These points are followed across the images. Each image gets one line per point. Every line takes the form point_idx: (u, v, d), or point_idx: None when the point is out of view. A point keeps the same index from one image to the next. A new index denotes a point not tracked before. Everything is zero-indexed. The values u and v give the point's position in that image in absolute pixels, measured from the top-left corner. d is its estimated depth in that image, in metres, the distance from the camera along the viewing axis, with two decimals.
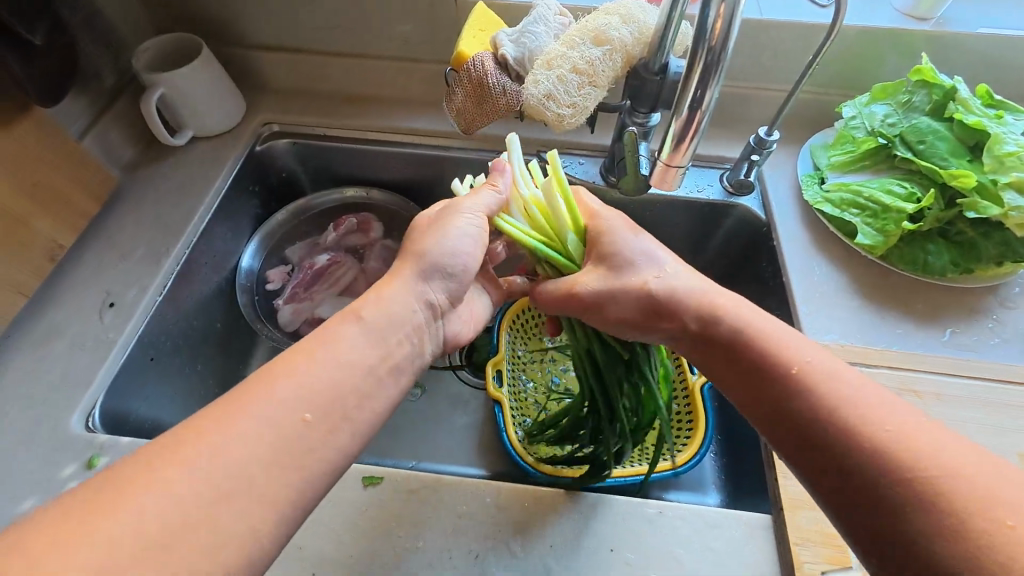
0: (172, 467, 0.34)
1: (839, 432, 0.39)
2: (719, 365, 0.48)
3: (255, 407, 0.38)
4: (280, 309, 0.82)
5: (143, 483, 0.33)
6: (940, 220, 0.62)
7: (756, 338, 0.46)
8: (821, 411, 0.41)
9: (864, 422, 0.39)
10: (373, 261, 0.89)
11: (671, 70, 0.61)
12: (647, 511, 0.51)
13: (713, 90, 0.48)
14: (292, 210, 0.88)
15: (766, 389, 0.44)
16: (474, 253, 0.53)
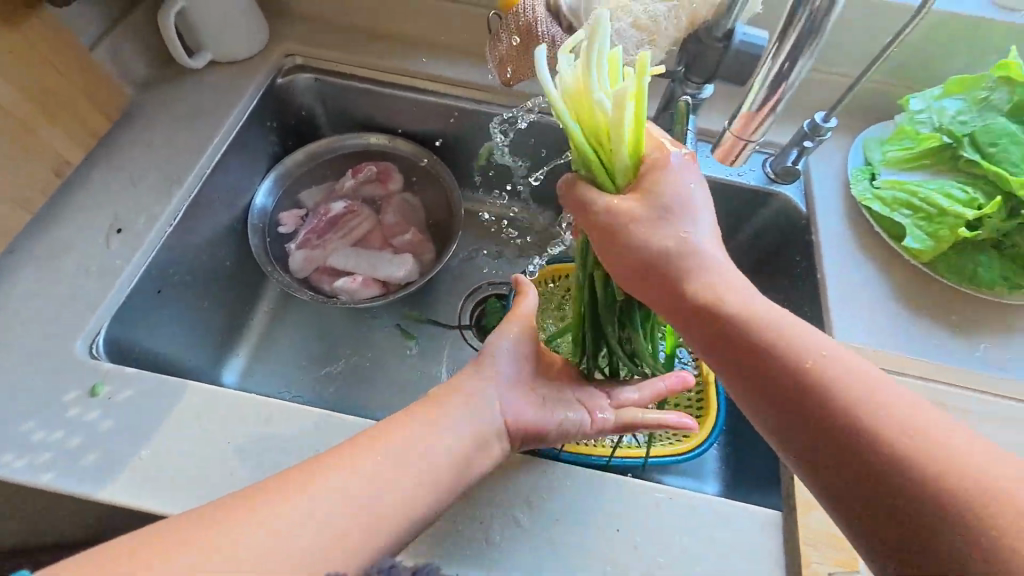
0: (254, 512, 0.40)
1: (879, 447, 0.35)
2: (755, 381, 0.40)
3: (326, 483, 0.43)
4: (292, 253, 0.80)
5: (230, 520, 0.40)
6: (996, 232, 0.58)
7: (792, 338, 0.40)
8: (880, 431, 0.35)
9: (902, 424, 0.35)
10: (390, 213, 0.86)
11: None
12: (656, 495, 0.51)
13: (802, 66, 0.46)
14: (310, 151, 0.85)
15: (800, 394, 0.38)
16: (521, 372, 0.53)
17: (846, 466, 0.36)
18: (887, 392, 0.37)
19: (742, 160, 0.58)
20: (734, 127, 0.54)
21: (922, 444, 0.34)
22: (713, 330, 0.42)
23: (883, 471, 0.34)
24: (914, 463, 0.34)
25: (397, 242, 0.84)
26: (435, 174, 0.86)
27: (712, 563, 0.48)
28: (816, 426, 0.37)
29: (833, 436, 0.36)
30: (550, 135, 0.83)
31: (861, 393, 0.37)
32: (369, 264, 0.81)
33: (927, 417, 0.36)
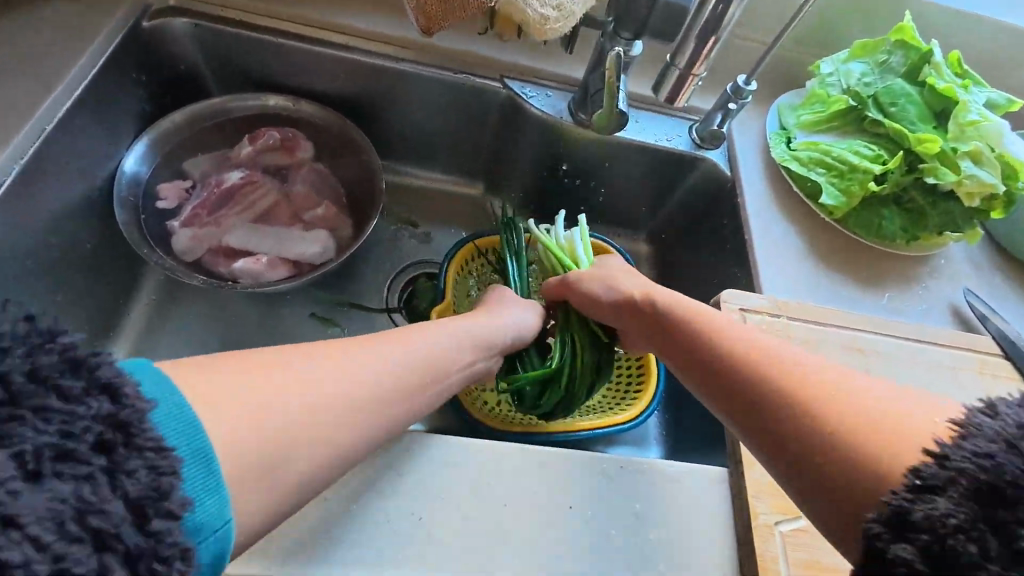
0: (178, 411, 0.32)
1: (779, 402, 0.38)
2: (674, 359, 0.48)
3: (309, 391, 0.36)
4: (175, 232, 0.67)
5: (177, 388, 0.33)
6: (898, 186, 0.62)
7: (702, 322, 0.47)
8: (763, 383, 0.40)
9: (809, 382, 0.38)
10: (299, 184, 0.76)
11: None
12: (606, 465, 0.48)
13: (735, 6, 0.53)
14: (193, 111, 0.71)
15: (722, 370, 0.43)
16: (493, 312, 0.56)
17: (753, 425, 0.40)
18: (803, 364, 0.40)
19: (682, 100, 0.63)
20: (679, 64, 0.59)
21: (813, 396, 0.37)
22: (646, 320, 0.52)
23: (778, 422, 0.38)
24: (803, 412, 0.37)
25: (308, 216, 0.74)
26: (349, 139, 0.77)
27: (668, 528, 0.46)
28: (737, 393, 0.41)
29: (742, 399, 0.41)
30: (476, 97, 0.77)
31: (772, 364, 0.41)
32: (276, 242, 0.70)
33: (833, 377, 0.38)
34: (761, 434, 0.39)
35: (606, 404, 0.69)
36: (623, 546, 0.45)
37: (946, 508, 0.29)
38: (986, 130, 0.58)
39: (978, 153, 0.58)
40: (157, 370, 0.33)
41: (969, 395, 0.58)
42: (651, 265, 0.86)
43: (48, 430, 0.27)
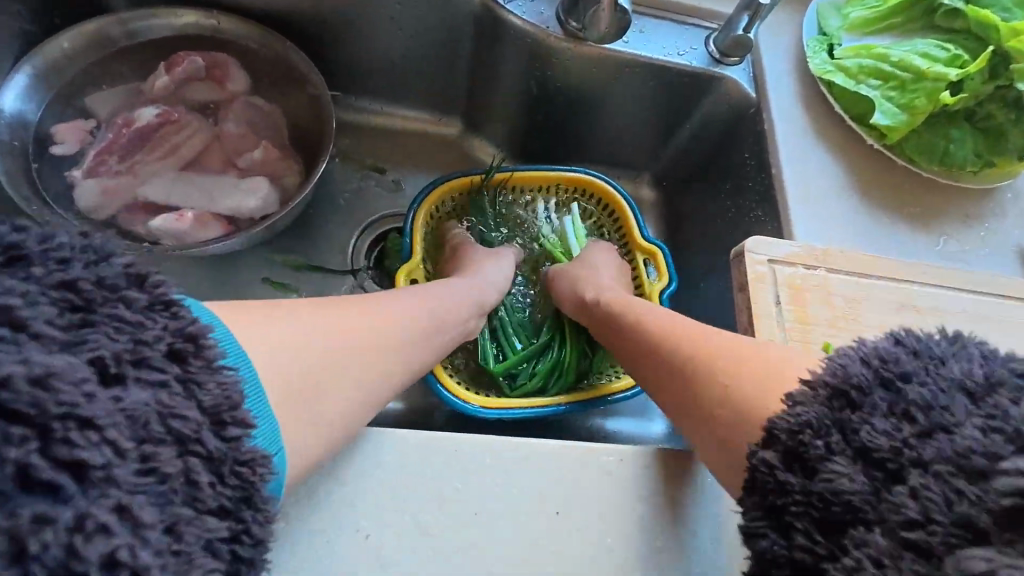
0: (294, 337, 0.34)
1: (694, 375, 0.38)
2: (628, 359, 0.47)
3: (327, 338, 0.35)
4: (78, 184, 0.55)
5: (253, 324, 0.33)
6: (976, 98, 0.49)
7: (636, 308, 0.49)
8: (685, 359, 0.40)
9: (721, 354, 0.38)
10: (231, 124, 0.63)
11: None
12: (603, 460, 0.39)
13: None
14: (86, 32, 0.56)
15: (654, 360, 0.43)
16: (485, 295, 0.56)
17: (681, 406, 0.39)
18: (715, 343, 0.39)
19: None
20: None
21: (699, 356, 0.39)
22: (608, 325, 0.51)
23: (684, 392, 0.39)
24: (719, 388, 0.36)
25: (244, 162, 0.62)
26: (288, 64, 0.63)
27: (678, 535, 0.38)
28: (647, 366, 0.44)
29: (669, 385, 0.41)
30: (441, 8, 0.62)
31: (690, 343, 0.40)
32: (205, 195, 0.59)
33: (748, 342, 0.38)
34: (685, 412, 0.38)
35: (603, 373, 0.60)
36: (624, 559, 0.37)
37: (878, 429, 0.28)
38: None
39: None
40: (213, 315, 0.32)
41: None
42: (657, 212, 0.74)
43: (119, 337, 0.26)
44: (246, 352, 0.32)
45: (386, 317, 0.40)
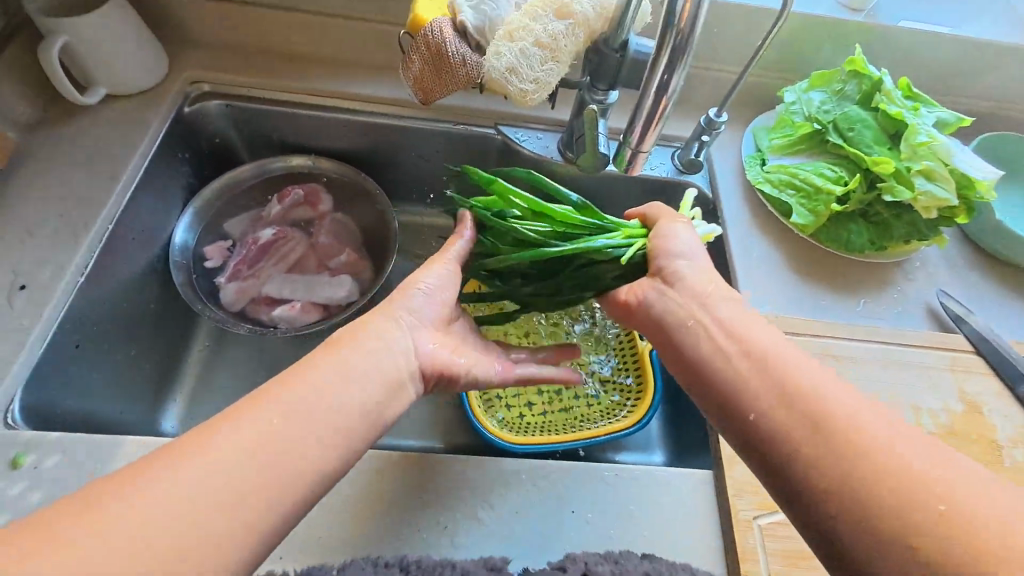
0: (357, 350, 0.45)
1: (846, 422, 0.37)
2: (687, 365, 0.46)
3: (362, 347, 0.45)
4: (222, 287, 0.77)
5: (150, 478, 0.35)
6: (862, 203, 0.68)
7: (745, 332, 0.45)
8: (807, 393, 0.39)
9: (842, 397, 0.39)
10: (323, 234, 0.85)
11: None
12: (603, 474, 0.55)
13: (679, 76, 0.40)
14: (227, 180, 0.81)
15: (795, 391, 0.40)
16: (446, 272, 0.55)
17: (817, 449, 0.37)
18: (831, 380, 0.41)
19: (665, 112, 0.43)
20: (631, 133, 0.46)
21: (851, 423, 0.37)
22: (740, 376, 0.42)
23: (826, 431, 0.37)
24: (856, 437, 0.37)
25: (334, 263, 0.84)
26: (362, 188, 0.85)
27: (664, 530, 0.53)
28: (805, 418, 0.38)
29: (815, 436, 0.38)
30: (473, 145, 0.85)
31: (822, 382, 0.40)
32: (307, 289, 0.80)
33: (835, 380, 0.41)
34: (799, 443, 0.38)
35: (606, 415, 0.75)
36: (627, 548, 0.52)
37: None
38: (937, 148, 0.63)
39: (930, 171, 0.63)
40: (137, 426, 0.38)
41: (943, 393, 0.62)
42: None
43: None
44: (122, 517, 0.33)
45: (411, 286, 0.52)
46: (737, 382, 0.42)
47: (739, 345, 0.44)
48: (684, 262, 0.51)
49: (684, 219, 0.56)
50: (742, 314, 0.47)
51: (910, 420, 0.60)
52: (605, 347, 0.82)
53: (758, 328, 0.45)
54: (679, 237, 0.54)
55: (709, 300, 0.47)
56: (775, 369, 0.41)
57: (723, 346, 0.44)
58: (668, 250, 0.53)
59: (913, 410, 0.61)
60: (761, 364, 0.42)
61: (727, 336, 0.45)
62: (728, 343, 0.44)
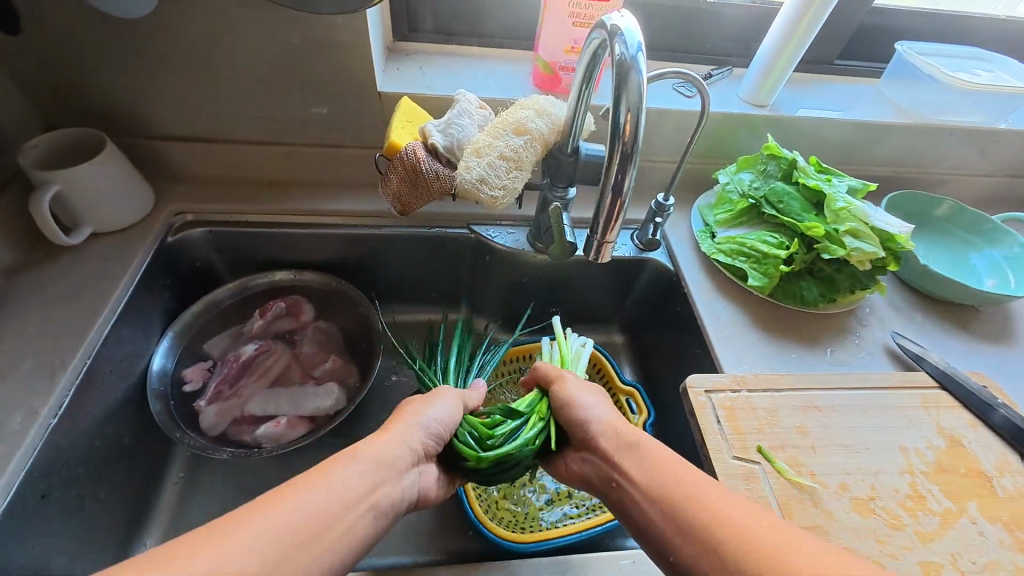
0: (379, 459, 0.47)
1: (748, 551, 0.39)
2: (624, 513, 0.49)
3: (384, 450, 0.48)
4: (202, 411, 0.75)
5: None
6: (805, 262, 0.75)
7: (659, 468, 0.48)
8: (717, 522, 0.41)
9: (748, 524, 0.41)
10: (306, 344, 0.86)
11: (627, 57, 0.43)
12: (621, 563, 0.53)
13: (631, 176, 0.45)
14: (208, 300, 0.82)
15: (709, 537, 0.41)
16: (442, 421, 0.56)
17: None
18: (741, 513, 0.42)
19: (623, 208, 0.47)
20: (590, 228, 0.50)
21: (758, 552, 0.39)
22: (663, 516, 0.45)
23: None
24: (763, 564, 0.38)
25: (318, 371, 0.83)
26: (344, 295, 0.88)
27: None
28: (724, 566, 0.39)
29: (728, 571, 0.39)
30: (449, 245, 0.91)
31: (730, 518, 0.42)
32: (292, 403, 0.78)
33: (743, 503, 0.43)
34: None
35: None
36: None
37: None
38: (855, 211, 0.73)
39: (855, 230, 0.71)
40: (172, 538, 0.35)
41: (922, 429, 0.65)
42: (630, 353, 0.96)
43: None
44: None
45: (418, 418, 0.54)
46: (660, 537, 0.44)
47: (654, 498, 0.46)
48: (594, 424, 0.56)
49: (572, 376, 0.63)
50: (654, 450, 0.51)
51: (902, 463, 0.62)
52: None
53: (667, 472, 0.48)
54: (575, 395, 0.60)
55: (619, 451, 0.52)
56: (686, 518, 0.43)
57: (643, 504, 0.47)
58: (571, 416, 0.59)
59: (902, 451, 0.63)
60: (675, 515, 0.44)
61: (642, 487, 0.48)
62: (645, 499, 0.47)
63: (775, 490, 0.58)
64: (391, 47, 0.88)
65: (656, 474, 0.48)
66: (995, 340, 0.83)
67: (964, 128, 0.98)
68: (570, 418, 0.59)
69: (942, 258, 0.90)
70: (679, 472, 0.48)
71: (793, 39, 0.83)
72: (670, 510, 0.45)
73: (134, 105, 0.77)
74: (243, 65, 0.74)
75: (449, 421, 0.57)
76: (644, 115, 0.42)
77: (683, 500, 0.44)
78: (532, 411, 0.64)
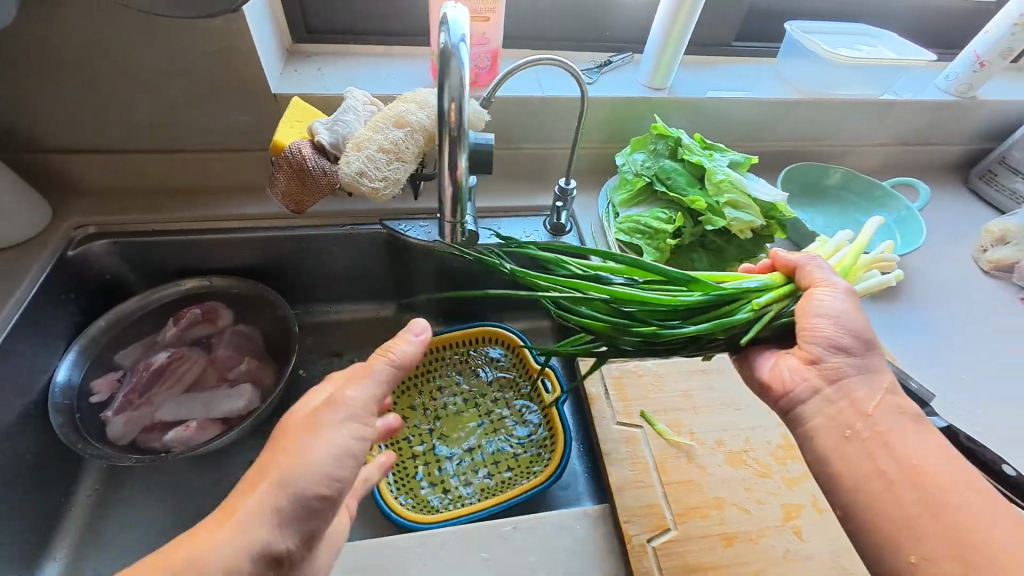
0: (332, 438, 0.44)
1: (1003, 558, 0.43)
2: (848, 464, 0.52)
3: (299, 465, 0.43)
4: (109, 421, 0.75)
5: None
6: (695, 235, 0.78)
7: (924, 455, 0.50)
8: (988, 533, 0.45)
9: (1014, 539, 0.44)
10: (222, 349, 0.86)
11: (449, 44, 0.44)
12: (501, 528, 0.56)
13: (463, 161, 0.47)
14: (116, 312, 0.82)
15: (975, 547, 0.44)
16: (374, 370, 0.49)
17: None
18: (1000, 528, 0.45)
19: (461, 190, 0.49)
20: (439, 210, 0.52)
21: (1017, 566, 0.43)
22: (918, 492, 0.48)
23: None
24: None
25: (233, 374, 0.83)
26: (261, 298, 0.89)
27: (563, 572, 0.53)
28: (957, 558, 0.44)
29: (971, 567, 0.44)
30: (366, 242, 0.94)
31: (993, 532, 0.45)
32: (204, 407, 0.78)
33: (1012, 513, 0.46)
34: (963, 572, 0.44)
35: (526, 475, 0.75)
36: None
37: None
38: (735, 184, 0.76)
39: (735, 201, 0.75)
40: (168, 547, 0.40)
41: None
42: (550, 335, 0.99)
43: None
44: None
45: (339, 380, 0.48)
46: (904, 506, 0.48)
47: (921, 473, 0.49)
48: (864, 361, 0.55)
49: (845, 290, 0.59)
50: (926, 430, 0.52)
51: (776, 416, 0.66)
52: (515, 409, 0.84)
53: (939, 459, 0.50)
54: (839, 307, 0.57)
55: (885, 413, 0.53)
56: (951, 505, 0.47)
57: (893, 473, 0.50)
58: (830, 335, 0.55)
59: None
60: (930, 501, 0.47)
61: (908, 462, 0.50)
62: (901, 476, 0.49)
63: (652, 450, 0.61)
64: (290, 49, 0.89)
65: (921, 456, 0.50)
66: (880, 299, 0.89)
67: (854, 100, 1.03)
68: (819, 318, 0.57)
69: (835, 226, 0.95)
70: (952, 466, 0.49)
71: (678, 24, 0.87)
72: (930, 496, 0.47)
73: (21, 119, 0.76)
74: (126, 71, 0.73)
75: (365, 372, 0.49)
76: (465, 103, 0.44)
77: (961, 494, 0.47)
78: (745, 299, 0.63)
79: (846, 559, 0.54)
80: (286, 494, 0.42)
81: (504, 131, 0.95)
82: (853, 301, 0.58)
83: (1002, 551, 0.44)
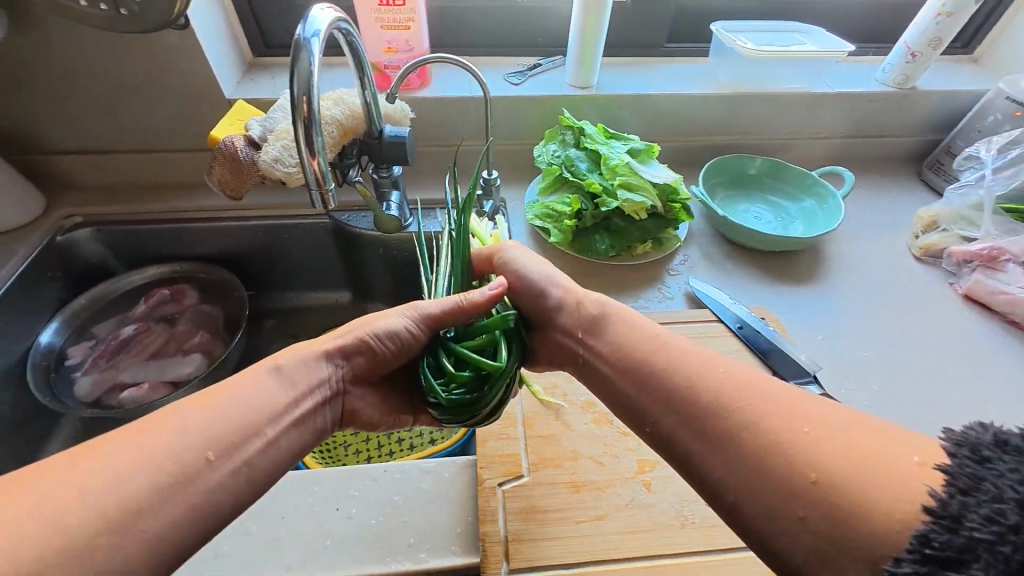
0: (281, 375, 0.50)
1: (710, 406, 0.43)
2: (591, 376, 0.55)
3: (226, 408, 0.44)
4: (78, 380, 0.87)
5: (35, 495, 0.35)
6: (595, 217, 0.84)
7: (624, 333, 0.54)
8: (690, 380, 0.46)
9: (714, 374, 0.46)
10: (183, 324, 0.97)
11: (301, 38, 0.52)
12: (372, 470, 0.60)
13: (318, 142, 0.55)
14: (96, 291, 0.95)
15: (685, 403, 0.45)
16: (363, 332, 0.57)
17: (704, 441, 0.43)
18: (698, 368, 0.46)
19: (321, 167, 0.57)
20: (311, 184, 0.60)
21: (723, 408, 0.43)
22: (625, 372, 0.51)
23: (715, 439, 0.42)
24: (733, 418, 0.42)
25: (188, 345, 0.95)
26: (221, 280, 1.00)
27: (421, 511, 0.57)
28: (684, 420, 0.45)
29: (696, 429, 0.44)
30: (314, 231, 1.01)
31: (697, 374, 0.46)
32: (159, 371, 0.90)
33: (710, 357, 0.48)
34: (690, 431, 0.44)
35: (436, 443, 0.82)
36: (384, 534, 0.55)
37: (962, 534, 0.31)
38: (629, 168, 0.82)
39: (627, 183, 0.80)
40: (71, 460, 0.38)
41: None
42: None
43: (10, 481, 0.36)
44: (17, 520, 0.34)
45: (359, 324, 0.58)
46: (628, 391, 0.50)
47: (622, 357, 0.52)
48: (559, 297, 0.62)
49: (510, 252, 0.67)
50: (629, 317, 0.56)
51: None
52: None
53: (632, 334, 0.53)
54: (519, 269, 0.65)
55: (586, 317, 0.58)
56: (656, 376, 0.48)
57: (610, 369, 0.53)
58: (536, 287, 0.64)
59: None
60: (641, 378, 0.49)
61: (606, 350, 0.54)
62: (612, 362, 0.53)
63: (524, 409, 0.66)
64: (251, 62, 1.02)
65: (623, 338, 0.53)
66: (799, 283, 0.90)
67: (785, 92, 1.05)
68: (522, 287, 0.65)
69: (758, 212, 0.98)
70: (656, 336, 0.52)
71: (589, 25, 0.94)
72: (640, 370, 0.50)
73: (23, 125, 0.92)
74: (103, 82, 0.87)
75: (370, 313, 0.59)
76: (313, 93, 0.52)
77: (662, 360, 0.49)
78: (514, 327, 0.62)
79: (688, 510, 0.56)
80: (217, 421, 0.43)
81: (440, 130, 1.03)
82: (529, 265, 0.66)
83: (710, 392, 0.44)
